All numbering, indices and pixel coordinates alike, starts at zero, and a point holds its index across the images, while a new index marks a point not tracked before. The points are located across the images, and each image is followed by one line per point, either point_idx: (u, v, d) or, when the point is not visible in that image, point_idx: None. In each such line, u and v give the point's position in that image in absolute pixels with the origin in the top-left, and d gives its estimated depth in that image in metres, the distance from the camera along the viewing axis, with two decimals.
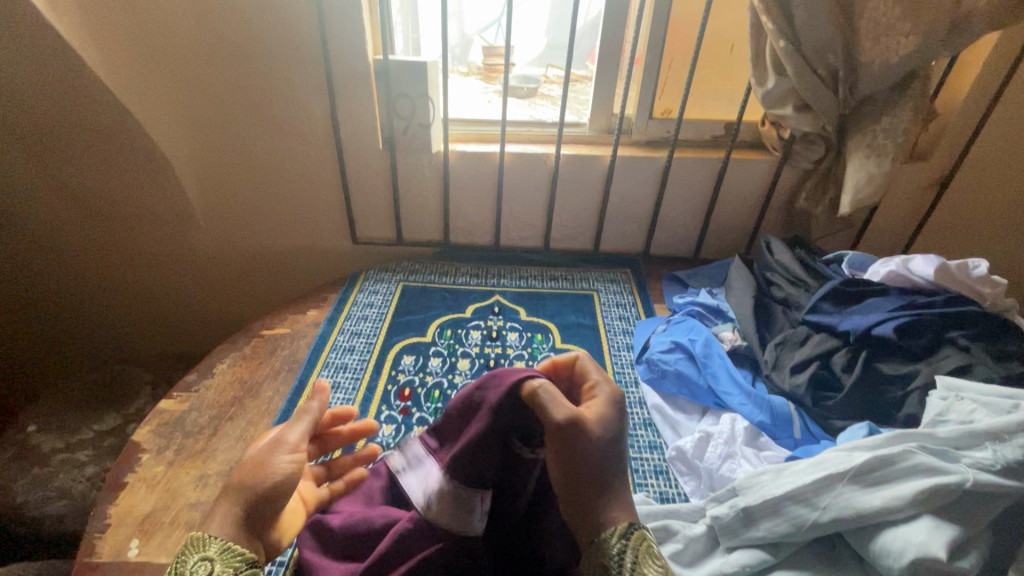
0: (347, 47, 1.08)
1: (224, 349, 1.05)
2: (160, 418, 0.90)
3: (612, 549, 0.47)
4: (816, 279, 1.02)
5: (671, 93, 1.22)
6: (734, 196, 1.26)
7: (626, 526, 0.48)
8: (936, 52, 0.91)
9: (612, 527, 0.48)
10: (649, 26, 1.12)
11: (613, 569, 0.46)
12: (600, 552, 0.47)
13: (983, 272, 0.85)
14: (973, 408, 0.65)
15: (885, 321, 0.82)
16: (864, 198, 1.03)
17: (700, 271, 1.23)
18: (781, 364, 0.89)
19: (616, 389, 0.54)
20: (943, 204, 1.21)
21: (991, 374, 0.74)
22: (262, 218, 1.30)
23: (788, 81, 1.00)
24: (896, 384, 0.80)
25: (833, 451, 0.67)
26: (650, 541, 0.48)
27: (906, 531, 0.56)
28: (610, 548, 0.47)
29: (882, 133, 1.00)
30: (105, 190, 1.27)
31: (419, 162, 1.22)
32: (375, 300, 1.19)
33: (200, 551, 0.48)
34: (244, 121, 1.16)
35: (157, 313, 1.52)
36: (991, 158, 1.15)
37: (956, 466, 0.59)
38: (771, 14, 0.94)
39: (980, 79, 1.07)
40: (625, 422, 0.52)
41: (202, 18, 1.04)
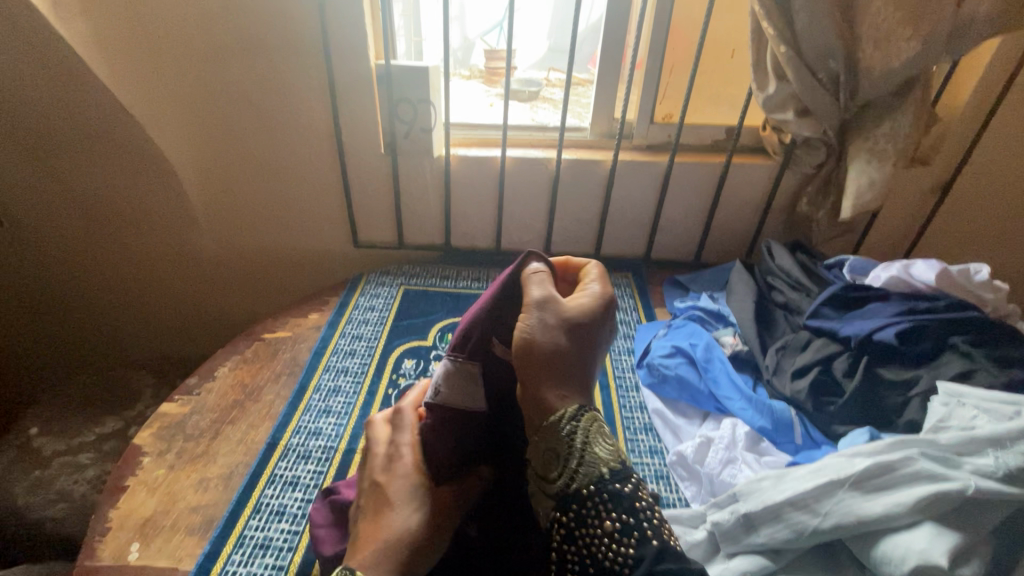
0: (349, 51, 1.09)
1: (225, 353, 1.05)
2: (162, 421, 0.91)
3: (563, 432, 0.58)
4: (817, 284, 1.02)
5: (672, 97, 1.23)
6: (735, 201, 1.26)
7: (577, 411, 0.60)
8: (936, 57, 0.92)
9: (561, 412, 0.60)
10: (651, 31, 1.12)
11: (568, 444, 0.57)
12: (553, 434, 0.59)
13: (985, 277, 0.86)
14: (975, 414, 0.65)
15: (886, 327, 0.82)
16: (865, 203, 1.03)
17: (701, 275, 1.23)
18: (782, 369, 0.89)
19: (604, 288, 0.69)
20: (944, 209, 1.21)
21: (992, 380, 0.74)
22: (264, 222, 1.31)
23: (789, 86, 1.00)
24: (898, 389, 0.80)
25: (834, 457, 0.67)
26: (600, 424, 0.60)
27: (907, 538, 0.56)
28: (564, 428, 0.58)
29: (883, 137, 1.00)
30: (107, 192, 1.28)
31: (421, 165, 1.23)
32: (376, 303, 1.19)
33: None
34: (246, 125, 1.16)
35: (158, 316, 1.52)
36: (992, 164, 1.15)
37: (957, 472, 0.59)
38: (772, 19, 0.94)
39: (982, 84, 1.07)
40: (605, 313, 0.67)
41: (205, 23, 1.05)
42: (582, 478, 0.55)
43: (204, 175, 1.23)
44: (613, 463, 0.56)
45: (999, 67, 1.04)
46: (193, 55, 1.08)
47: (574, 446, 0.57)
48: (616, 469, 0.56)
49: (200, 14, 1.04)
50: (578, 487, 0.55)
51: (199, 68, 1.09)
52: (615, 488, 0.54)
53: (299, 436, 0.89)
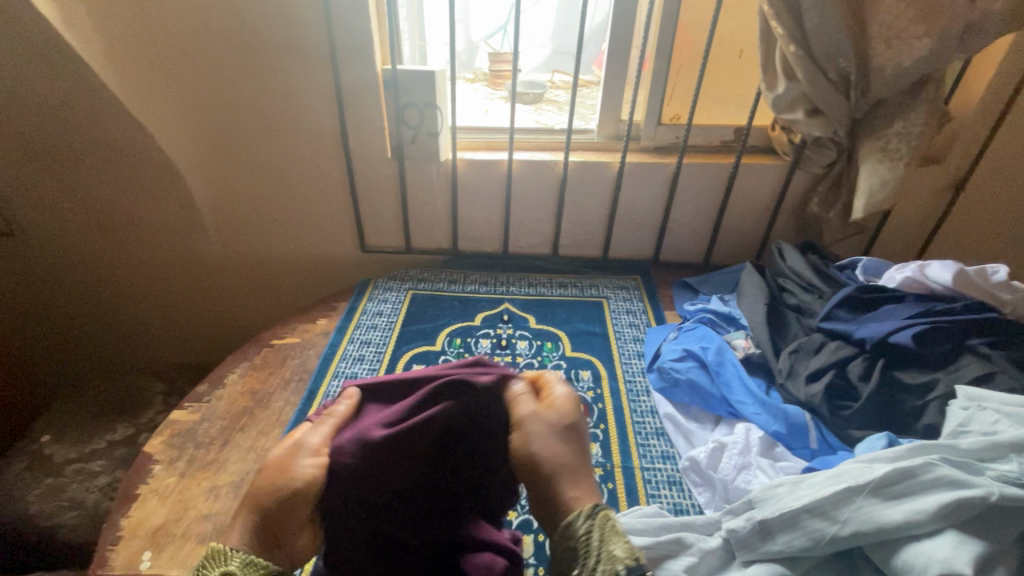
0: (355, 54, 1.09)
1: (234, 360, 1.05)
2: (172, 429, 0.91)
3: (579, 528, 0.58)
4: (830, 285, 1.01)
5: (679, 98, 1.22)
6: (744, 202, 1.25)
7: (591, 509, 0.60)
8: (951, 53, 0.90)
9: (578, 512, 0.60)
10: (658, 31, 1.12)
11: (584, 544, 0.57)
12: (569, 531, 0.59)
13: (1003, 278, 0.84)
14: (997, 418, 0.64)
15: (902, 329, 0.81)
16: (878, 202, 1.01)
17: (710, 277, 1.22)
18: (795, 372, 0.88)
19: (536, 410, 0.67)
20: (959, 207, 1.19)
21: (1014, 383, 0.72)
22: (273, 228, 1.31)
23: (799, 86, 0.99)
24: (915, 393, 0.78)
25: (852, 463, 0.65)
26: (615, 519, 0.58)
27: (930, 547, 0.55)
28: (578, 527, 0.58)
29: (896, 137, 0.99)
30: (117, 200, 1.28)
31: (428, 169, 1.22)
32: (384, 308, 1.19)
33: (222, 565, 0.56)
34: (252, 130, 1.17)
35: (168, 322, 1.53)
36: (1007, 161, 1.13)
37: (980, 479, 0.58)
38: (781, 19, 0.94)
39: (996, 80, 1.05)
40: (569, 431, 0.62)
41: (214, 32, 1.05)
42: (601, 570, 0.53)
43: (214, 180, 1.23)
44: (629, 559, 0.53)
45: (1013, 64, 1.03)
46: (203, 64, 1.09)
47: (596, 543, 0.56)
48: (631, 565, 0.52)
49: (206, 20, 1.04)
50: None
51: (209, 76, 1.10)
52: None
53: None
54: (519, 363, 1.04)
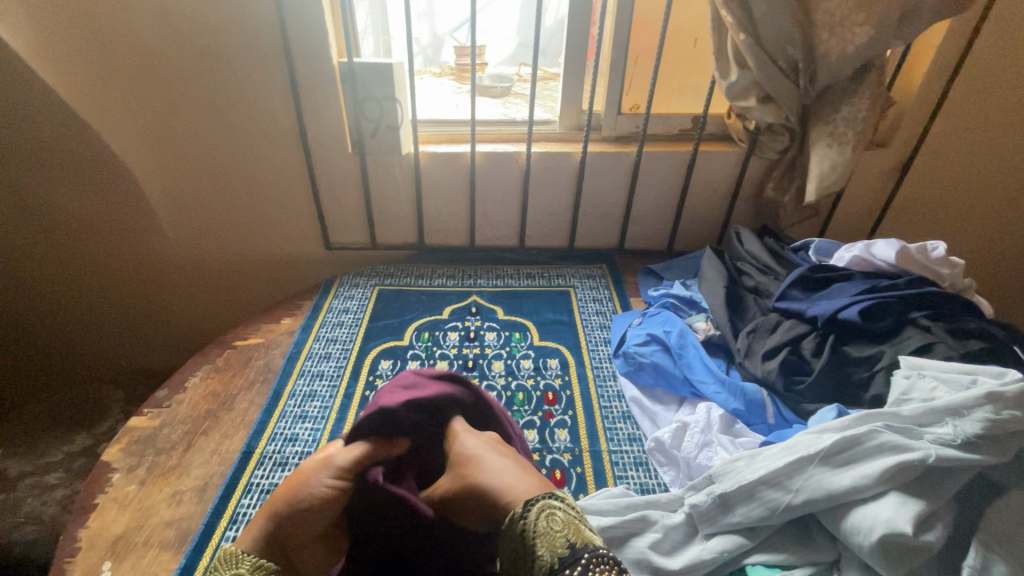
0: (310, 47, 1.07)
1: (195, 363, 1.03)
2: (131, 436, 0.88)
3: (528, 523, 0.56)
4: (785, 267, 1.04)
5: (639, 87, 1.24)
6: (704, 189, 1.28)
7: (526, 503, 0.58)
8: (890, 40, 0.94)
9: (517, 506, 0.59)
10: (615, 21, 1.13)
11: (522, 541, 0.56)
12: (514, 532, 0.57)
13: (941, 254, 0.89)
14: (935, 385, 0.67)
15: (850, 305, 0.84)
16: (828, 185, 1.05)
17: (673, 263, 1.25)
18: (753, 351, 0.91)
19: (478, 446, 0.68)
20: (904, 188, 1.25)
21: (951, 352, 0.76)
22: (233, 228, 1.28)
23: (751, 74, 1.02)
24: (863, 366, 0.82)
25: (804, 434, 0.68)
26: (552, 509, 0.57)
27: (874, 509, 0.58)
28: (517, 523, 0.57)
29: (843, 122, 1.03)
30: (65, 203, 1.23)
31: (391, 164, 1.21)
32: (350, 305, 1.17)
33: (234, 567, 0.58)
34: (206, 127, 1.13)
35: (124, 330, 1.47)
36: (947, 143, 1.19)
37: (919, 442, 0.61)
38: (731, 8, 0.96)
39: (934, 66, 1.10)
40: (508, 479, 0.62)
41: (160, 25, 1.02)
42: (548, 555, 0.54)
43: (167, 179, 1.19)
44: (563, 550, 0.54)
45: (949, 50, 1.08)
46: (148, 57, 1.05)
47: (532, 539, 0.55)
48: (564, 555, 0.53)
49: (150, 11, 1.00)
50: (548, 564, 0.54)
51: (155, 71, 1.06)
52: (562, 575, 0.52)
53: (275, 443, 0.87)
54: (488, 354, 1.04)
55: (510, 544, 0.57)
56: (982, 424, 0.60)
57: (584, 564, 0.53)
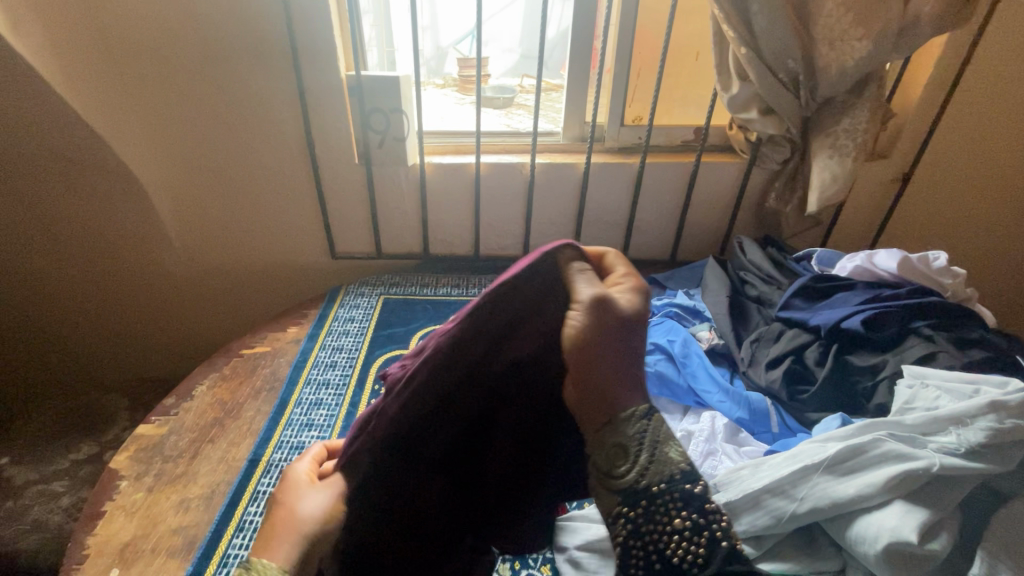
0: (319, 61, 1.09)
1: (202, 371, 1.03)
2: (139, 443, 0.89)
3: (635, 430, 0.45)
4: (787, 277, 1.05)
5: (641, 100, 1.26)
6: (706, 199, 1.29)
7: (646, 406, 0.46)
8: (888, 53, 0.95)
9: (632, 407, 0.46)
10: (617, 35, 1.15)
11: (632, 448, 0.44)
12: (617, 434, 0.45)
13: (943, 264, 0.90)
14: (937, 395, 0.68)
15: (853, 314, 0.85)
16: (830, 196, 1.06)
17: (676, 273, 1.26)
18: (756, 360, 0.91)
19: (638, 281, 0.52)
20: (906, 199, 1.26)
21: (954, 361, 0.77)
22: (240, 237, 1.29)
23: (752, 86, 1.03)
24: (866, 375, 0.82)
25: (808, 444, 0.69)
26: (665, 417, 0.47)
27: (879, 518, 0.58)
28: (632, 428, 0.45)
29: (844, 133, 1.04)
30: (76, 213, 1.25)
31: (396, 174, 1.23)
32: (356, 314, 1.18)
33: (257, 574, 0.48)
34: (217, 138, 1.15)
35: (128, 339, 1.48)
36: (947, 155, 1.20)
37: (923, 451, 0.61)
38: (731, 22, 0.97)
39: (932, 79, 1.11)
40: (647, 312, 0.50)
41: (173, 39, 1.04)
42: (655, 473, 0.44)
43: (175, 189, 1.21)
44: (685, 463, 0.45)
45: (947, 63, 1.09)
46: (161, 71, 1.07)
47: (648, 450, 0.44)
48: (688, 470, 0.45)
49: (163, 27, 1.03)
50: (650, 483, 0.44)
51: (166, 83, 1.09)
52: (687, 488, 0.44)
53: (281, 452, 0.88)
54: None
55: (607, 446, 0.45)
56: (984, 433, 0.60)
57: (703, 486, 0.44)
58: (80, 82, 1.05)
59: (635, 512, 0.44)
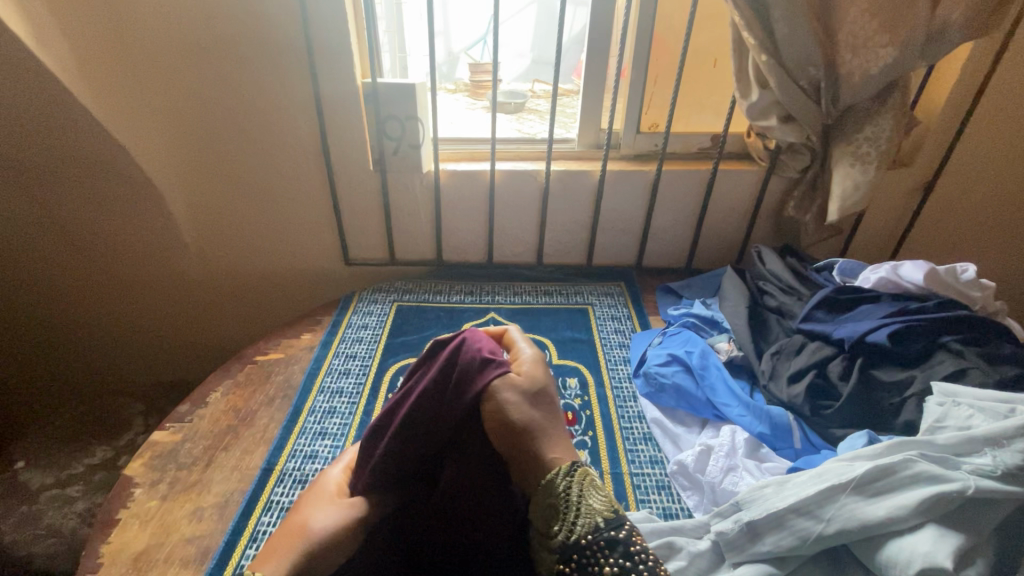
0: (335, 68, 1.09)
1: (216, 377, 1.03)
2: (154, 450, 0.89)
3: (560, 488, 0.58)
4: (808, 287, 1.03)
5: (657, 107, 1.25)
6: (723, 207, 1.27)
7: (570, 466, 0.59)
8: (914, 60, 0.93)
9: (556, 469, 0.59)
10: (634, 41, 1.14)
11: (562, 504, 0.57)
12: (551, 496, 0.58)
13: (971, 276, 0.87)
14: (970, 413, 0.65)
15: (878, 328, 0.83)
16: (851, 206, 1.04)
17: (693, 282, 1.24)
18: (777, 373, 0.89)
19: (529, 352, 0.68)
20: (928, 208, 1.23)
21: (985, 378, 0.74)
22: (254, 243, 1.30)
23: (772, 94, 1.02)
24: (893, 391, 0.80)
25: (834, 461, 0.67)
26: (592, 476, 0.60)
27: (912, 542, 0.56)
28: (557, 486, 0.58)
29: (866, 142, 1.02)
30: (94, 218, 1.26)
31: (410, 181, 1.22)
32: (369, 321, 1.18)
33: None
34: (233, 144, 1.16)
35: (143, 343, 1.49)
36: (972, 163, 1.17)
37: (957, 473, 0.59)
38: (752, 29, 0.96)
39: (957, 86, 1.09)
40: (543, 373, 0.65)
41: (191, 46, 1.05)
42: (582, 528, 0.56)
43: (192, 194, 1.21)
44: (606, 512, 0.57)
45: (973, 70, 1.07)
46: (180, 78, 1.08)
47: (573, 504, 0.57)
48: (609, 517, 0.56)
49: (182, 35, 1.04)
50: (578, 537, 0.56)
51: (185, 90, 1.09)
52: (609, 535, 0.55)
53: (295, 461, 0.87)
54: None
55: (547, 504, 0.59)
56: (1023, 455, 0.58)
57: (625, 530, 0.56)
58: (99, 88, 1.06)
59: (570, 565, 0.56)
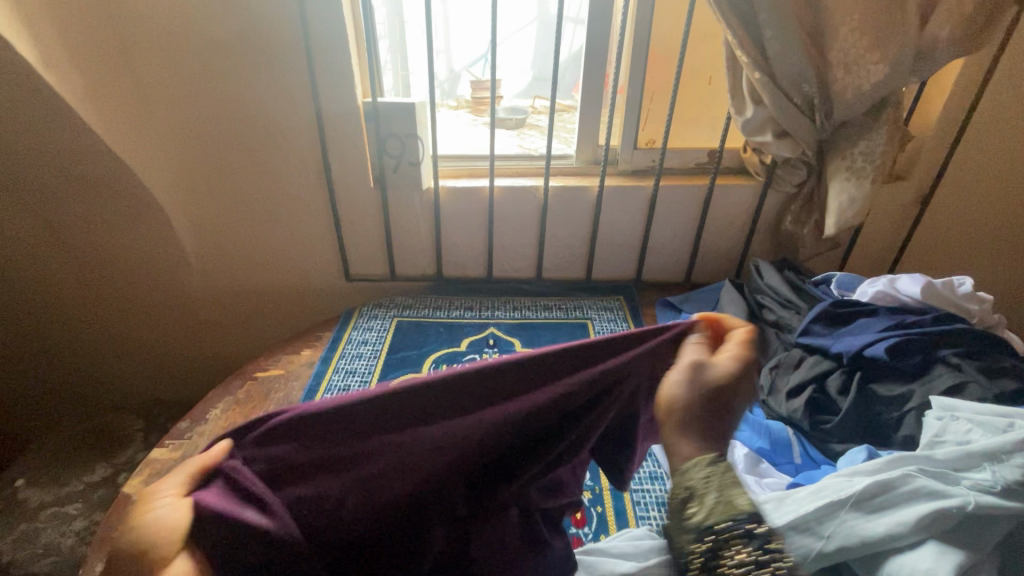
0: (335, 87, 1.11)
1: (217, 394, 1.04)
2: (153, 468, 0.89)
3: (697, 476, 0.48)
4: (806, 301, 1.03)
5: (654, 123, 1.26)
6: (721, 222, 1.28)
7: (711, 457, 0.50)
8: (905, 76, 0.94)
9: (692, 459, 0.50)
10: (630, 59, 1.17)
11: (698, 491, 0.48)
12: (685, 479, 0.49)
13: (969, 289, 0.88)
14: (970, 428, 0.65)
15: (876, 342, 0.83)
16: (849, 219, 1.04)
17: (692, 295, 1.24)
18: (776, 388, 0.89)
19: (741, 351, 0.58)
20: (925, 221, 1.23)
21: (985, 393, 0.74)
22: (257, 260, 1.31)
23: (766, 110, 1.03)
24: (893, 406, 0.79)
25: (833, 477, 0.66)
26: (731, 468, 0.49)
27: (912, 559, 0.56)
28: (695, 473, 0.49)
29: (861, 156, 1.03)
30: (97, 236, 1.28)
31: (411, 198, 1.24)
32: (369, 336, 1.18)
33: None
34: (236, 163, 1.18)
35: (146, 360, 1.50)
36: (968, 176, 1.18)
37: (956, 489, 0.59)
38: (745, 47, 0.97)
39: (950, 101, 1.10)
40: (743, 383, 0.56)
41: (195, 69, 1.08)
42: (719, 518, 0.46)
43: (195, 212, 1.23)
44: (748, 504, 0.46)
45: (965, 85, 1.08)
46: (185, 99, 1.11)
47: (710, 494, 0.47)
48: (751, 511, 0.46)
49: (187, 58, 1.07)
50: (716, 527, 0.46)
51: (189, 111, 1.12)
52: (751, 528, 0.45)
53: None
54: None
55: (675, 497, 0.50)
56: (1022, 471, 0.57)
57: (766, 526, 0.46)
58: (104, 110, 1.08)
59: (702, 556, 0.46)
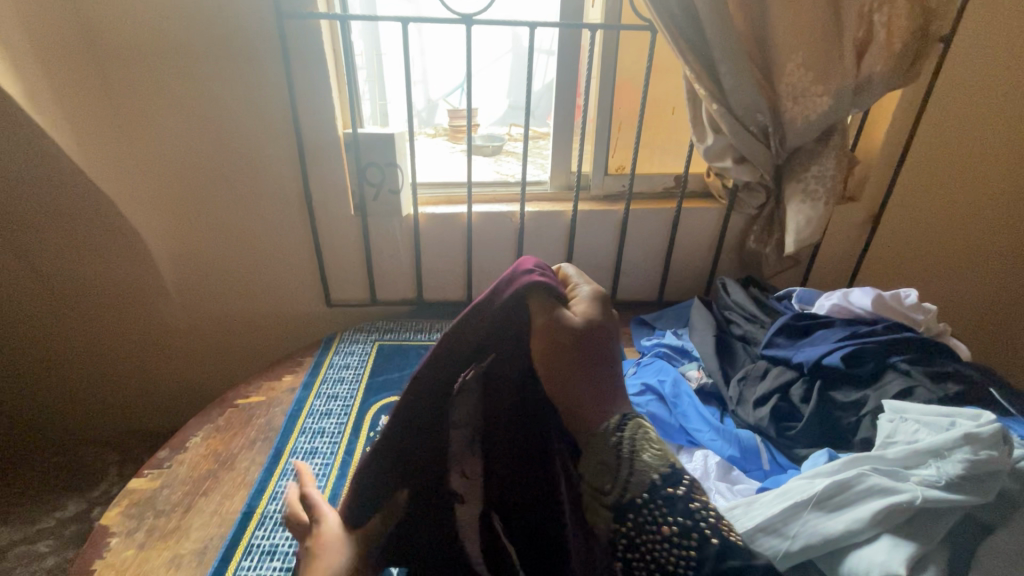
0: (316, 118, 1.15)
1: (197, 423, 1.03)
2: (131, 498, 0.88)
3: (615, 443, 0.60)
4: (770, 315, 1.09)
5: (623, 150, 1.34)
6: (689, 243, 1.35)
7: (620, 420, 0.62)
8: (848, 107, 1.03)
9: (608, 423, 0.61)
10: (598, 92, 1.24)
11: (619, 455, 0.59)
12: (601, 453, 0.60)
13: (914, 301, 0.94)
14: (917, 428, 0.70)
15: (833, 351, 0.89)
16: (806, 238, 1.12)
17: (665, 313, 1.29)
18: (744, 399, 0.94)
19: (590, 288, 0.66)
20: (877, 239, 1.32)
21: (930, 395, 0.80)
22: (238, 288, 1.32)
23: (725, 138, 1.10)
24: (849, 410, 0.85)
25: (797, 480, 0.70)
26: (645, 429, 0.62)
27: (869, 553, 0.59)
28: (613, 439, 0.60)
29: (813, 179, 1.10)
30: (71, 266, 1.27)
31: (391, 225, 1.27)
32: (351, 360, 1.20)
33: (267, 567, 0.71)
34: (216, 191, 1.20)
35: (119, 392, 1.47)
36: (912, 197, 1.27)
37: (906, 485, 0.63)
38: (702, 81, 1.05)
39: (891, 128, 1.20)
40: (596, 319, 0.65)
41: (177, 101, 1.11)
42: (637, 485, 0.57)
43: (175, 240, 1.24)
44: (663, 467, 0.59)
45: (904, 114, 1.18)
46: (166, 131, 1.13)
47: (630, 454, 0.59)
48: (666, 473, 0.58)
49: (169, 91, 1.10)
50: (632, 495, 0.57)
51: (170, 142, 1.14)
52: (668, 491, 0.57)
53: (276, 503, 0.87)
54: None
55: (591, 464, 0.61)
56: (963, 465, 0.62)
57: (683, 485, 0.58)
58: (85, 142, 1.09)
59: (625, 523, 0.57)
